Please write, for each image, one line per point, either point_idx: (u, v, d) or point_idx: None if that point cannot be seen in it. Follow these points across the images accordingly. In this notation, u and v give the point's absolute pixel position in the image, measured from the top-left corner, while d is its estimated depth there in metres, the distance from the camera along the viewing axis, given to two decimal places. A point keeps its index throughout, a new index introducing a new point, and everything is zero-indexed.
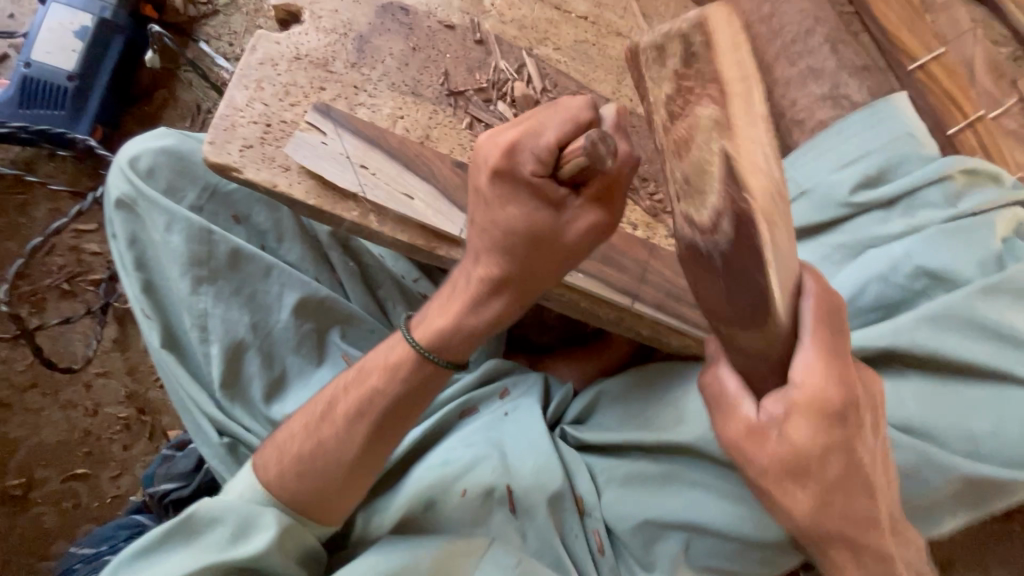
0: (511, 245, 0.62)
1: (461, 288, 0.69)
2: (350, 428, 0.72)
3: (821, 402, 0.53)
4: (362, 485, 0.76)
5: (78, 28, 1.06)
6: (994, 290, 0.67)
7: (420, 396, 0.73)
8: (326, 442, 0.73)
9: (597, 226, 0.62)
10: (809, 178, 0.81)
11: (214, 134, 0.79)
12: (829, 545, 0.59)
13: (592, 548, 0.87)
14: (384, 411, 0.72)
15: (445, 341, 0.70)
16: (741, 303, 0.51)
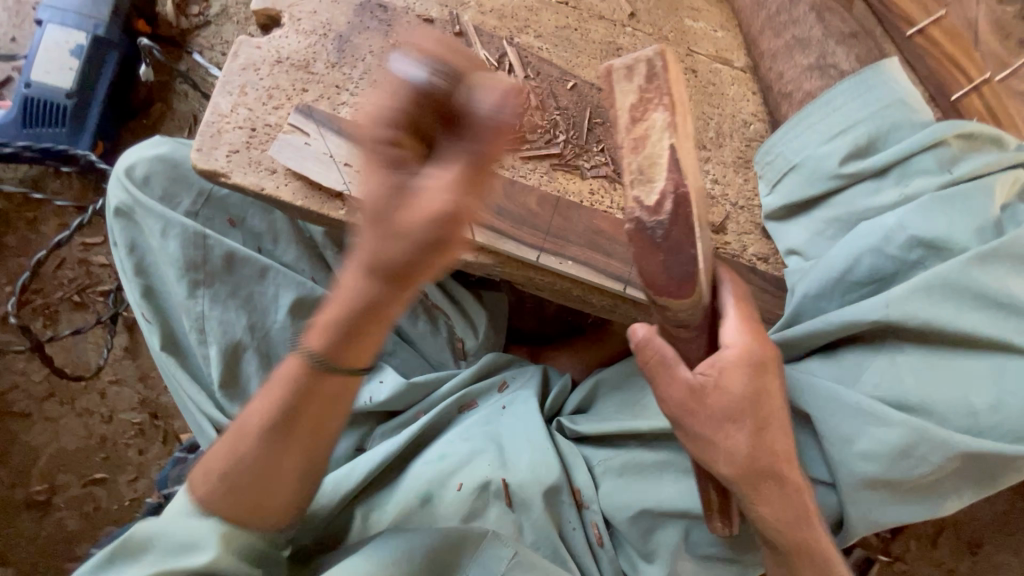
0: (379, 225, 0.53)
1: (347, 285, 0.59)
2: (264, 439, 0.66)
3: (743, 359, 0.66)
4: (271, 504, 0.70)
5: (74, 47, 1.07)
6: (991, 259, 0.68)
7: (315, 404, 0.66)
8: (242, 460, 0.67)
9: (442, 203, 0.51)
10: (798, 153, 0.85)
11: (201, 142, 0.81)
12: (763, 483, 0.68)
13: (591, 540, 0.89)
14: (286, 417, 0.66)
15: (333, 343, 0.62)
16: (675, 274, 0.59)
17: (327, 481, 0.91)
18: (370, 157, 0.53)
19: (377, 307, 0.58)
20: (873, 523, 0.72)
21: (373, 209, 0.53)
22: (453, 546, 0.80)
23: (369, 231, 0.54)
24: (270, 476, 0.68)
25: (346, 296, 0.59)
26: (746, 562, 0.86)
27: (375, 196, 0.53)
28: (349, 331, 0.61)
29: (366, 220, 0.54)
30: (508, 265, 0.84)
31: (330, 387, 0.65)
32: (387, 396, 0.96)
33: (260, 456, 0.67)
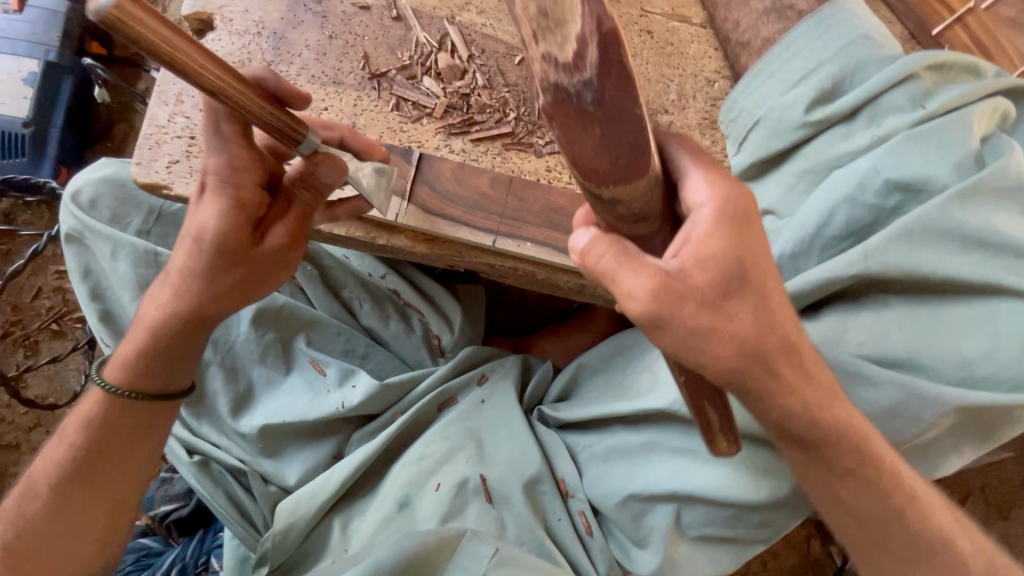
0: (195, 255, 0.64)
1: (139, 322, 0.69)
2: (54, 491, 0.67)
3: (722, 219, 0.49)
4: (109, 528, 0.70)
5: (27, 75, 1.07)
6: (969, 195, 0.63)
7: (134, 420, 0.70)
8: (30, 517, 0.67)
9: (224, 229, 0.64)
10: (762, 106, 0.79)
11: (140, 155, 0.79)
12: (772, 380, 0.54)
13: (579, 529, 0.89)
14: (94, 441, 0.69)
15: (133, 374, 0.70)
16: (616, 150, 0.42)
17: (297, 495, 0.89)
18: (210, 196, 0.63)
19: (185, 332, 0.68)
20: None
21: (214, 240, 0.63)
22: (434, 548, 0.78)
23: (183, 259, 0.66)
24: (66, 532, 0.67)
25: (151, 325, 0.68)
26: (744, 541, 0.81)
27: (199, 231, 0.63)
28: (157, 359, 0.69)
29: (181, 252, 0.65)
30: (464, 253, 0.81)
31: (141, 414, 0.70)
32: (361, 399, 0.93)
33: (52, 508, 0.67)
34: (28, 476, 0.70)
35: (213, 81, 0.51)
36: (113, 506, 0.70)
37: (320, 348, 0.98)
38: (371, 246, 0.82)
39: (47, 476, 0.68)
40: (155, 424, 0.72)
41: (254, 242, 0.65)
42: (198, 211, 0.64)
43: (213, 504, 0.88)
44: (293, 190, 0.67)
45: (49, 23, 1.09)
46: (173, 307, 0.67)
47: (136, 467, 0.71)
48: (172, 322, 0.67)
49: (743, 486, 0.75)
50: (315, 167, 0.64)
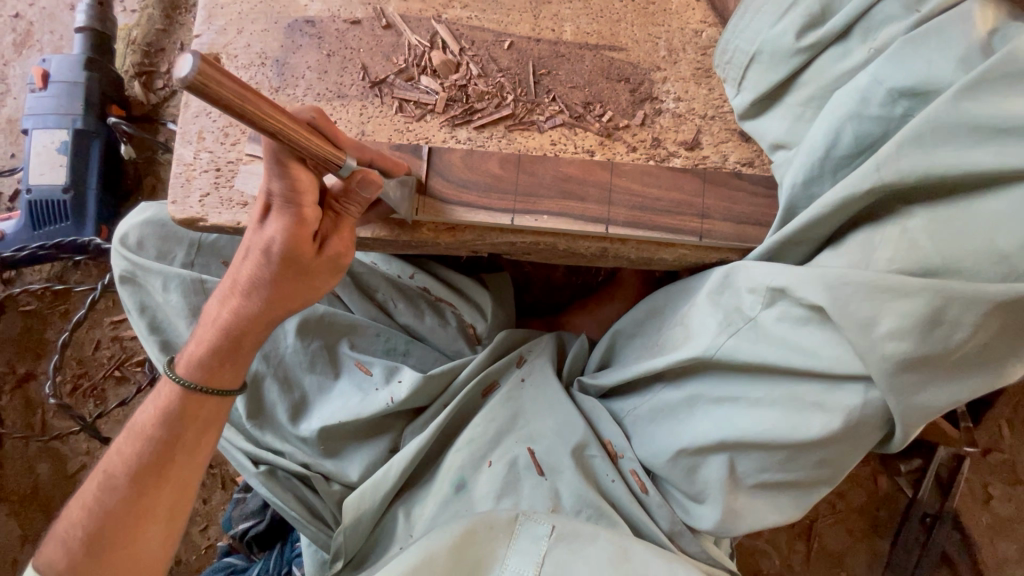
0: (262, 266, 0.71)
1: (211, 322, 0.76)
2: (131, 480, 0.74)
3: None
4: (168, 520, 0.76)
5: (60, 145, 1.15)
6: (976, 87, 0.63)
7: (198, 418, 0.77)
8: (108, 505, 0.73)
9: (282, 243, 0.69)
10: (755, 40, 0.81)
11: (174, 194, 0.84)
12: None
13: (634, 488, 0.90)
14: (162, 437, 0.75)
15: (204, 372, 0.76)
16: None
17: (361, 489, 0.93)
18: (276, 213, 0.70)
19: (256, 331, 0.76)
20: (914, 405, 0.67)
21: (281, 252, 0.70)
22: (490, 532, 0.82)
23: (250, 270, 0.72)
24: (141, 519, 0.73)
25: (224, 328, 0.75)
26: (806, 485, 0.81)
27: (266, 244, 0.70)
28: (229, 355, 0.76)
29: (248, 262, 0.72)
30: (486, 236, 0.85)
31: (208, 408, 0.77)
32: (407, 392, 0.96)
33: (131, 495, 0.73)
34: (103, 468, 0.75)
35: (274, 123, 0.57)
36: (183, 493, 0.77)
37: (362, 350, 1.03)
38: (397, 243, 0.86)
39: (125, 468, 0.74)
40: (217, 417, 0.78)
41: (314, 254, 0.72)
42: (263, 226, 0.71)
43: (286, 508, 0.94)
44: (338, 206, 0.73)
45: (72, 94, 1.17)
46: (243, 312, 0.74)
47: (202, 456, 0.78)
48: (244, 323, 0.75)
49: (792, 425, 0.74)
50: (354, 185, 0.70)
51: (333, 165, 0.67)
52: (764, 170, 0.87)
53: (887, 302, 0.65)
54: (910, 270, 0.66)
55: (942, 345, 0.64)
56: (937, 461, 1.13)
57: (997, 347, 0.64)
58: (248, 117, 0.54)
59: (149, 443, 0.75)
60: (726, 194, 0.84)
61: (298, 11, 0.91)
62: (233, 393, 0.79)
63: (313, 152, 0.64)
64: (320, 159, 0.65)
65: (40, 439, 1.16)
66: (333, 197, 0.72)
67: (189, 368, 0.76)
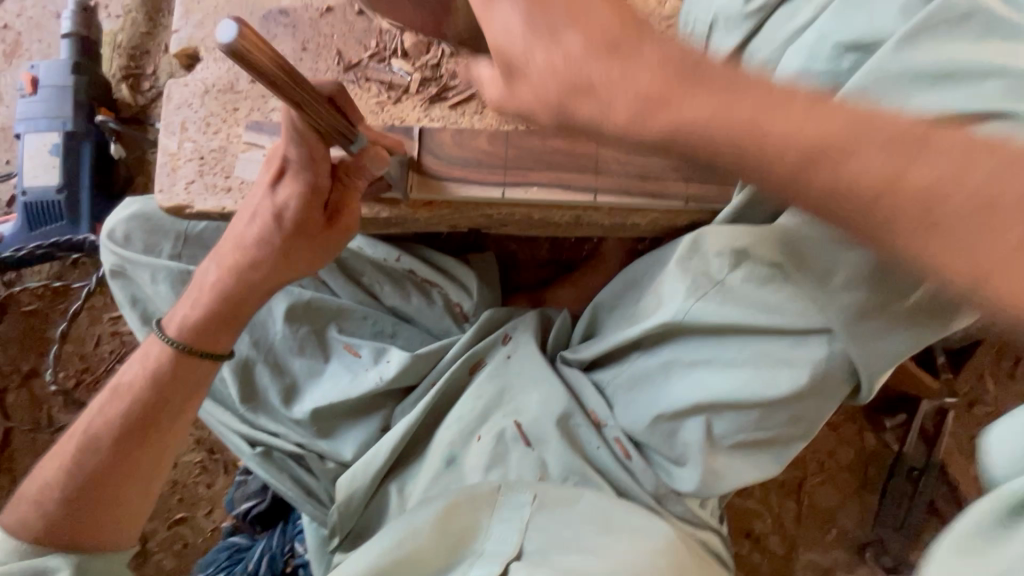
0: (271, 229, 0.79)
1: (209, 284, 0.83)
2: (117, 441, 0.79)
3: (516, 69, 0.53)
4: (147, 482, 0.81)
5: (51, 147, 1.19)
6: (913, 37, 0.65)
7: (182, 385, 0.82)
8: (90, 465, 0.78)
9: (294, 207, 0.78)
10: (708, 11, 0.84)
11: (161, 183, 0.87)
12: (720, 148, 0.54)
13: (618, 455, 0.93)
14: (150, 400, 0.81)
15: (197, 333, 0.83)
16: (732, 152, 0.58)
17: (354, 468, 0.99)
18: (290, 177, 0.78)
19: (254, 295, 0.83)
20: (877, 350, 0.72)
21: (292, 219, 0.78)
22: (474, 502, 0.86)
23: (257, 231, 0.80)
24: (123, 475, 0.78)
25: (222, 291, 0.82)
26: (783, 441, 0.84)
27: (279, 210, 0.78)
28: (226, 321, 0.83)
29: (256, 224, 0.80)
30: (461, 212, 0.89)
31: (185, 372, 0.82)
32: (395, 371, 1.02)
33: (116, 452, 0.78)
34: (84, 430, 0.80)
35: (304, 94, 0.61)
36: (164, 453, 0.82)
37: (351, 333, 1.08)
38: (377, 221, 0.90)
39: (109, 431, 0.79)
40: (203, 384, 0.84)
41: (324, 225, 0.80)
42: (276, 191, 0.79)
43: (282, 486, 1.01)
44: (347, 179, 0.79)
45: (62, 97, 1.20)
46: (246, 274, 0.81)
47: (187, 418, 0.83)
48: (247, 286, 0.82)
49: (762, 382, 0.77)
50: (365, 161, 0.76)
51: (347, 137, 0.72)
52: None
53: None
54: (867, 220, 0.68)
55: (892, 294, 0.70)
56: (921, 416, 1.15)
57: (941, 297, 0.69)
58: (280, 84, 0.58)
59: (136, 404, 0.80)
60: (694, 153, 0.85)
61: (272, 1, 0.93)
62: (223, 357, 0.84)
63: (332, 126, 0.68)
64: (334, 131, 0.70)
65: (47, 432, 1.20)
66: (345, 169, 0.78)
67: (182, 329, 0.83)
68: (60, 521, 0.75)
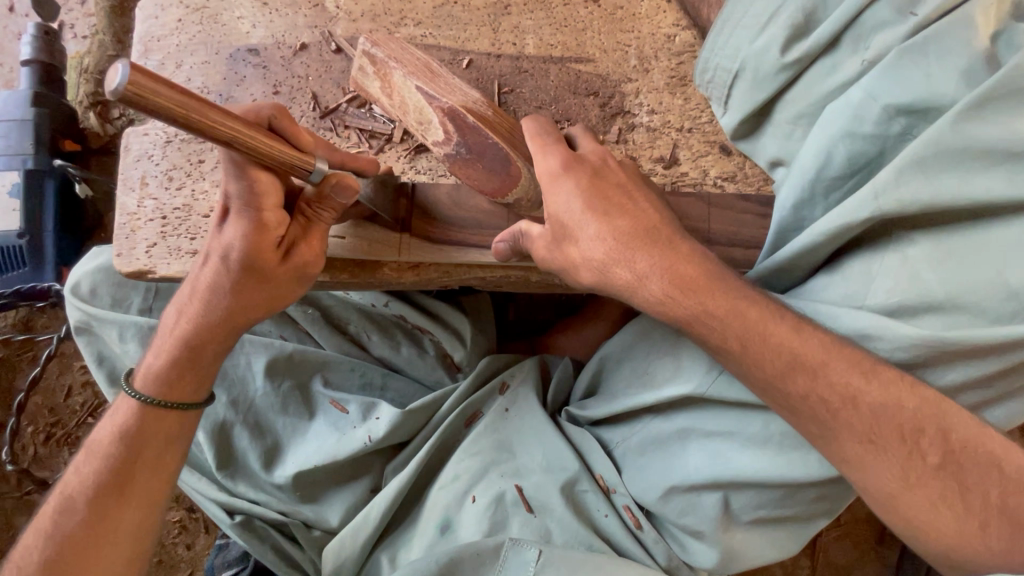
0: (220, 273, 0.63)
1: (171, 330, 0.69)
2: (92, 501, 0.67)
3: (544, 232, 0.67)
4: (134, 543, 0.69)
5: (11, 187, 1.10)
6: (976, 109, 0.56)
7: (161, 438, 0.70)
8: (66, 528, 0.66)
9: (245, 250, 0.61)
10: (735, 58, 0.73)
11: (119, 246, 0.79)
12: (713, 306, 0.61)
13: (629, 524, 0.86)
14: (121, 455, 0.69)
15: (166, 381, 0.70)
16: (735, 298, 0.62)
17: (342, 535, 0.92)
18: (233, 216, 0.61)
19: (220, 344, 0.68)
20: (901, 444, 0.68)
21: (235, 258, 0.62)
22: (478, 559, 0.82)
23: (210, 276, 0.65)
24: (97, 545, 0.67)
25: (183, 339, 0.68)
26: (803, 518, 0.78)
27: (225, 250, 0.62)
28: (190, 367, 0.69)
29: (209, 268, 0.64)
30: (452, 272, 0.80)
31: (162, 421, 0.70)
32: (386, 430, 0.94)
33: (88, 517, 0.67)
34: (61, 489, 0.69)
35: (227, 131, 0.48)
36: (146, 518, 0.70)
37: (337, 387, 1.00)
38: (359, 284, 0.81)
39: (83, 488, 0.68)
40: (184, 431, 0.72)
41: (278, 262, 0.62)
42: (222, 230, 0.63)
43: (265, 559, 0.92)
44: (309, 211, 0.63)
45: (23, 131, 1.11)
46: (205, 321, 0.66)
47: (169, 475, 0.71)
48: (206, 333, 0.67)
49: (787, 464, 0.72)
50: (328, 190, 0.59)
51: (301, 172, 0.56)
52: (747, 185, 0.81)
53: (876, 341, 0.60)
54: (914, 302, 0.58)
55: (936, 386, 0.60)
56: None
57: (1005, 387, 0.59)
58: (194, 127, 0.45)
59: (109, 461, 0.69)
60: (709, 211, 0.77)
61: (240, 39, 0.85)
62: (198, 404, 0.72)
63: (275, 158, 0.53)
64: (284, 166, 0.55)
65: (14, 494, 1.12)
66: (305, 200, 0.62)
67: (148, 380, 0.70)
68: None
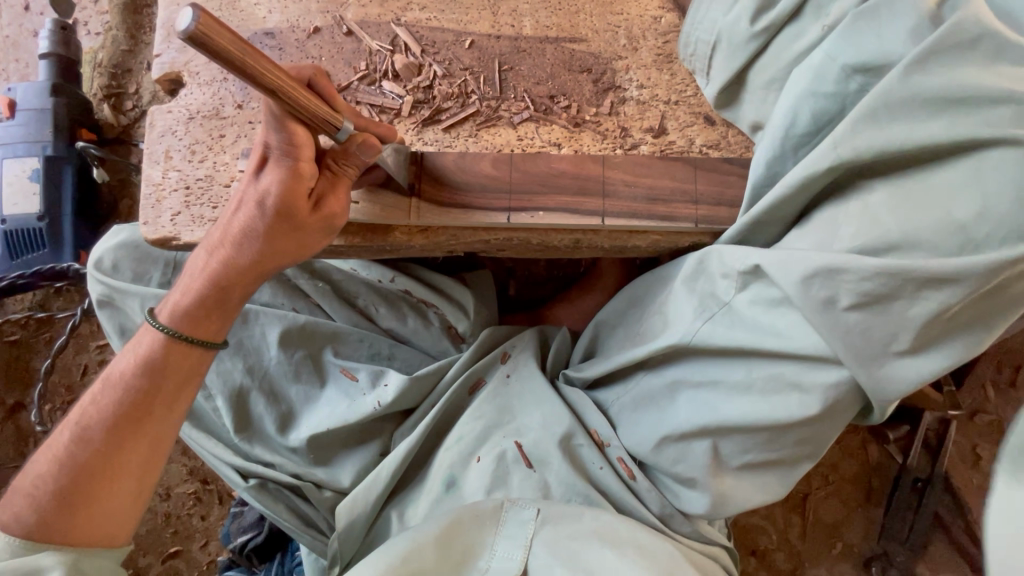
0: (255, 218, 0.69)
1: (198, 271, 0.74)
2: (107, 433, 0.72)
3: None
4: (142, 474, 0.74)
5: (31, 172, 1.15)
6: (920, 64, 0.63)
7: (173, 379, 0.75)
8: (81, 457, 0.71)
9: (280, 195, 0.67)
10: (712, 31, 0.81)
11: (145, 215, 0.84)
12: None
13: (623, 476, 0.90)
14: (134, 393, 0.73)
15: (191, 320, 0.75)
16: None
17: (354, 493, 0.96)
18: (272, 165, 0.67)
19: (243, 286, 0.74)
20: (881, 380, 0.66)
21: (273, 204, 0.67)
22: (478, 521, 0.84)
23: (243, 219, 0.70)
24: (112, 477, 0.72)
25: (212, 277, 0.73)
26: (789, 461, 0.81)
27: (261, 197, 0.68)
28: (218, 308, 0.75)
29: (242, 213, 0.70)
30: (460, 236, 0.86)
31: (179, 359, 0.75)
32: (394, 395, 0.99)
33: (104, 450, 0.72)
34: (75, 421, 0.73)
35: (274, 79, 0.54)
36: (156, 450, 0.75)
37: (347, 357, 1.05)
38: (373, 248, 0.87)
39: (98, 421, 0.72)
40: (197, 372, 0.77)
41: (309, 211, 0.69)
42: (259, 179, 0.69)
43: (280, 518, 0.96)
44: (336, 165, 0.69)
45: (40, 120, 1.16)
46: (234, 262, 0.72)
47: (178, 415, 0.76)
48: (234, 275, 0.73)
49: (769, 406, 0.74)
50: (352, 148, 0.67)
51: (331, 128, 0.63)
52: (730, 152, 0.88)
53: (841, 278, 0.64)
54: (875, 243, 0.64)
55: (898, 319, 0.64)
56: (924, 427, 1.15)
57: (961, 318, 0.63)
58: (249, 70, 0.51)
59: (123, 397, 0.73)
60: (695, 174, 0.84)
61: (257, 23, 0.91)
62: (217, 345, 0.77)
63: (313, 112, 0.60)
64: (317, 121, 0.62)
65: None
66: (333, 156, 0.69)
67: (174, 317, 0.75)
68: (49, 518, 0.70)
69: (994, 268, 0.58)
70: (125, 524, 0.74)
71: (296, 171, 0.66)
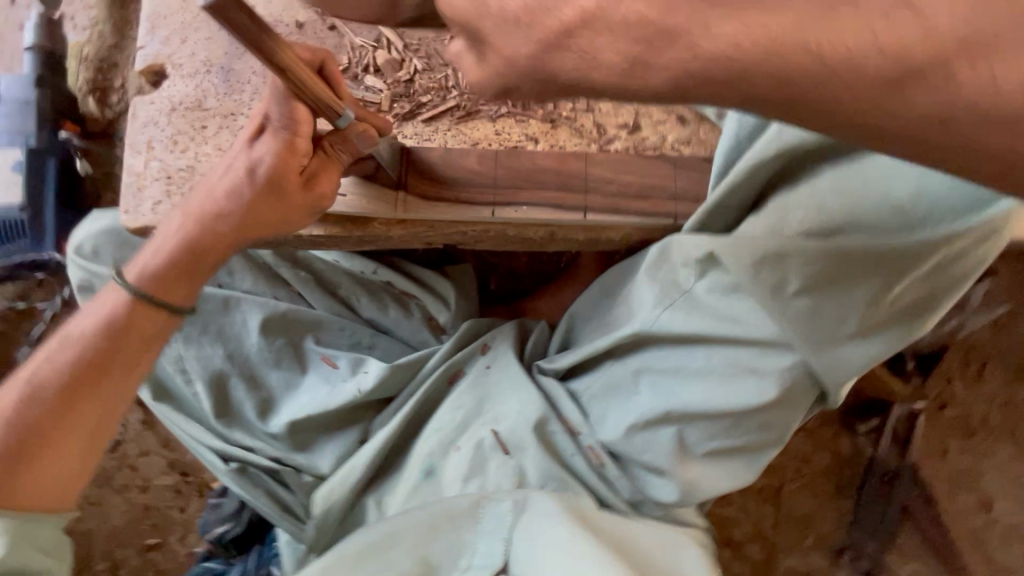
0: (242, 184, 0.72)
1: (173, 230, 0.75)
2: (61, 392, 0.73)
3: None
4: (95, 435, 0.75)
5: (12, 163, 1.15)
6: None
7: (132, 341, 0.76)
8: (32, 415, 0.71)
9: (273, 164, 0.71)
10: None
11: (126, 204, 0.85)
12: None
13: (593, 463, 0.92)
14: (94, 353, 0.74)
15: (161, 282, 0.76)
16: None
17: (332, 481, 0.97)
18: (269, 135, 0.72)
19: (218, 250, 0.76)
20: (831, 361, 0.69)
21: (265, 171, 0.71)
22: (455, 521, 0.85)
23: (229, 182, 0.73)
24: (65, 437, 0.73)
25: (189, 241, 0.75)
26: (754, 447, 0.83)
27: (254, 164, 0.71)
28: (189, 274, 0.76)
29: (229, 176, 0.72)
30: (437, 227, 0.87)
31: (144, 321, 0.76)
32: (373, 383, 1.00)
33: (58, 409, 0.72)
34: (26, 379, 0.73)
35: (285, 61, 0.57)
36: (112, 411, 0.76)
37: (328, 344, 1.06)
38: (351, 240, 0.88)
39: (53, 381, 0.73)
40: (161, 335, 0.78)
41: (299, 187, 0.72)
42: (255, 146, 0.72)
43: (258, 503, 0.98)
44: (332, 148, 0.73)
45: (24, 112, 1.16)
46: (215, 226, 0.74)
47: (136, 377, 0.77)
48: (210, 238, 0.75)
49: (730, 391, 0.76)
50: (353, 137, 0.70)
51: (332, 113, 0.66)
52: (701, 148, 0.91)
53: (789, 262, 0.67)
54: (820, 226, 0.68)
55: (844, 301, 0.66)
56: (893, 418, 1.18)
57: (907, 301, 0.66)
58: (261, 48, 0.54)
59: (82, 357, 0.74)
60: (666, 168, 0.87)
61: None
62: (183, 310, 0.78)
63: (315, 95, 0.63)
64: (319, 104, 0.65)
65: None
66: (332, 140, 0.72)
67: (144, 278, 0.76)
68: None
69: (930, 245, 0.60)
70: (71, 486, 0.74)
71: (290, 141, 0.71)
